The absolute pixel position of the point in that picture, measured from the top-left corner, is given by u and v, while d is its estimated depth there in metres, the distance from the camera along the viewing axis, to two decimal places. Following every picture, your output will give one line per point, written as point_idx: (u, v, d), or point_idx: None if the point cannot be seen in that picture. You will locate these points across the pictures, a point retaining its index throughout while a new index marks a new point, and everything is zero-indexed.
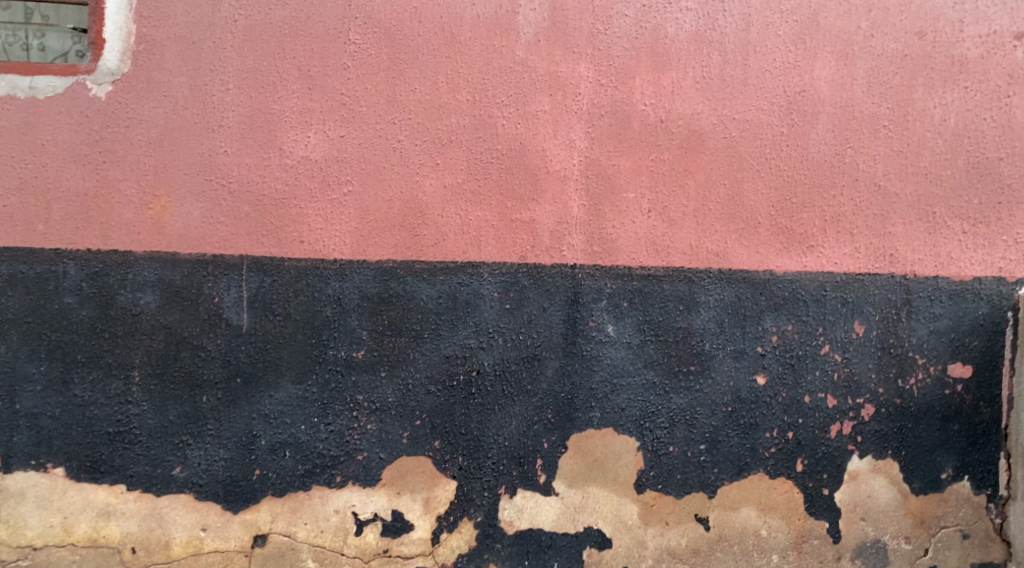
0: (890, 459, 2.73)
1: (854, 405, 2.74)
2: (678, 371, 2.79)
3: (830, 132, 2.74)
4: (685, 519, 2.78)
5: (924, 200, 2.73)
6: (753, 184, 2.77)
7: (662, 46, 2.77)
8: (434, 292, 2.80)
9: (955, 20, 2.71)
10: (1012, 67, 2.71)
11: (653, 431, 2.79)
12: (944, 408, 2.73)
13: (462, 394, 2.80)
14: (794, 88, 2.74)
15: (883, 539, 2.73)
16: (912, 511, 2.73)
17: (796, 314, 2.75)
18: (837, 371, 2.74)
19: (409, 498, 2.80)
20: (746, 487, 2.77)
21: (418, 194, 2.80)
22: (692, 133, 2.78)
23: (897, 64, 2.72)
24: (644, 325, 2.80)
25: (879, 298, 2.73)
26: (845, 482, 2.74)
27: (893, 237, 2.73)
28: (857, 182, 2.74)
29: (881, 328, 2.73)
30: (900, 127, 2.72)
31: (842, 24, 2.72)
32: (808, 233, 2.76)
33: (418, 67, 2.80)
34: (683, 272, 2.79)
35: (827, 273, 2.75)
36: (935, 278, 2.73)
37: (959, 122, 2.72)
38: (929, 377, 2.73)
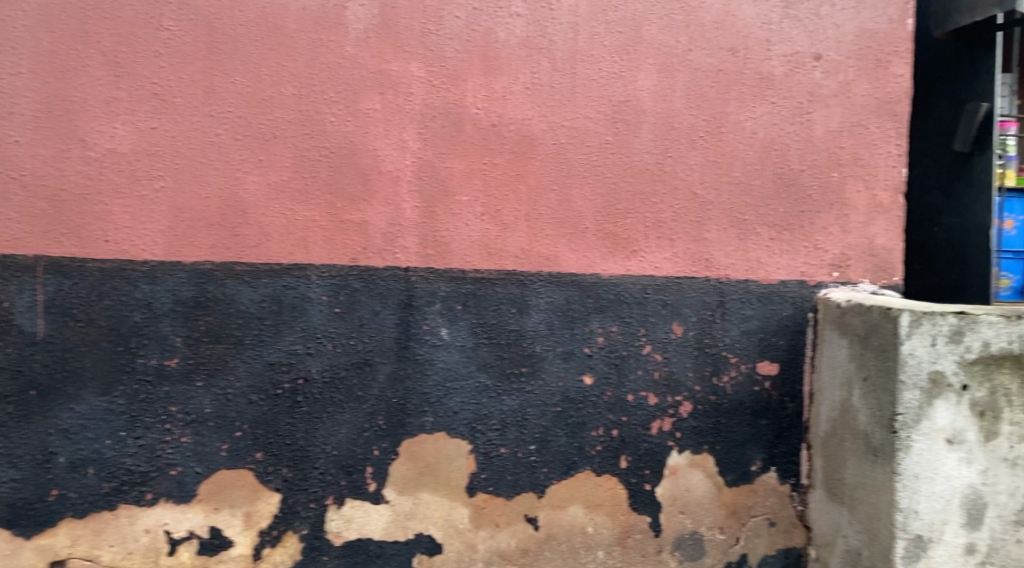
0: (706, 454, 2.87)
1: (673, 403, 2.86)
2: (510, 373, 2.80)
3: (651, 141, 2.85)
4: (514, 520, 2.80)
5: (736, 208, 2.88)
6: (581, 189, 2.83)
7: (493, 50, 2.78)
8: (256, 296, 2.67)
9: (763, 39, 2.85)
10: (811, 86, 2.87)
11: (485, 434, 2.79)
12: (753, 404, 2.89)
13: (288, 402, 2.68)
14: (619, 98, 2.83)
15: (700, 530, 2.86)
16: (726, 502, 2.87)
17: (621, 315, 2.85)
18: (658, 370, 2.86)
19: (228, 513, 2.65)
20: (573, 485, 2.83)
21: (239, 191, 2.66)
22: (523, 138, 2.80)
23: (712, 78, 2.85)
24: (478, 328, 2.79)
25: (695, 300, 2.87)
26: (665, 477, 2.85)
27: (708, 243, 2.88)
28: (676, 190, 2.86)
29: (698, 328, 2.87)
30: (715, 139, 2.87)
31: (662, 38, 2.83)
32: (632, 238, 2.85)
33: (238, 59, 2.66)
34: (515, 275, 2.81)
35: (648, 276, 2.86)
36: (746, 282, 2.89)
37: (766, 136, 2.88)
38: (740, 375, 2.89)
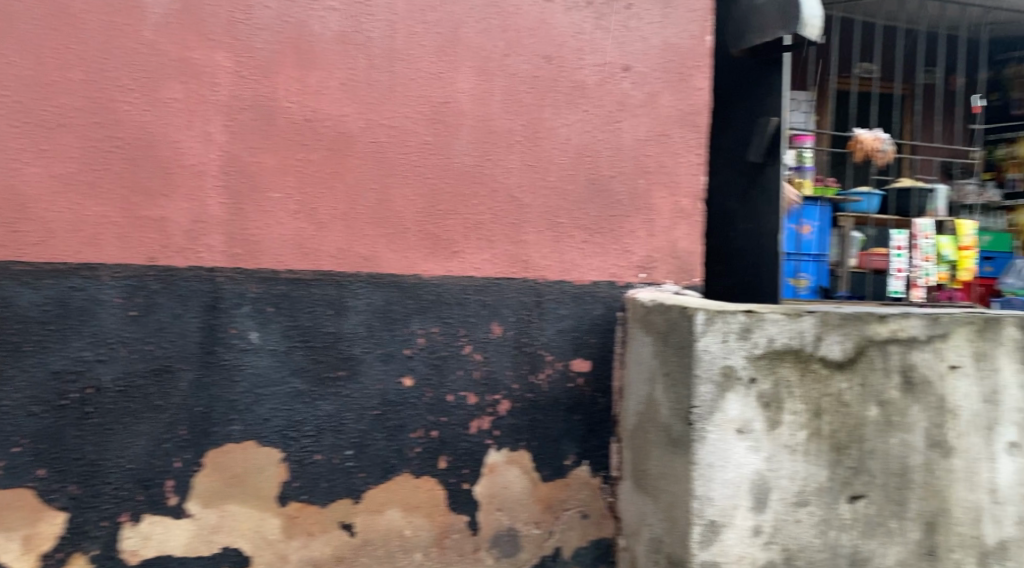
0: (523, 451, 2.93)
1: (492, 402, 2.89)
2: (325, 377, 2.73)
3: (470, 143, 2.86)
4: (329, 527, 2.73)
5: (552, 211, 2.96)
6: (398, 189, 2.80)
7: (306, 44, 2.69)
8: (38, 299, 2.45)
9: (576, 48, 2.94)
10: (621, 96, 3.00)
11: (298, 441, 2.70)
12: (568, 401, 2.98)
13: (76, 413, 2.48)
14: (438, 99, 2.83)
15: (516, 526, 2.91)
16: (541, 498, 2.94)
17: (441, 316, 2.85)
18: (477, 371, 2.88)
19: (4, 537, 2.42)
20: (391, 489, 2.80)
21: (17, 184, 2.44)
22: (339, 135, 2.74)
23: (528, 83, 2.91)
24: (291, 331, 2.70)
25: (513, 301, 2.92)
26: (483, 476, 2.88)
27: (525, 244, 2.94)
28: (495, 192, 2.90)
29: (516, 328, 2.92)
30: (531, 143, 2.93)
31: (480, 41, 2.85)
32: (451, 239, 2.86)
33: (17, 39, 2.43)
34: (331, 276, 2.73)
35: (468, 277, 2.87)
36: (560, 282, 2.98)
37: (579, 142, 2.98)
38: (556, 373, 2.97)
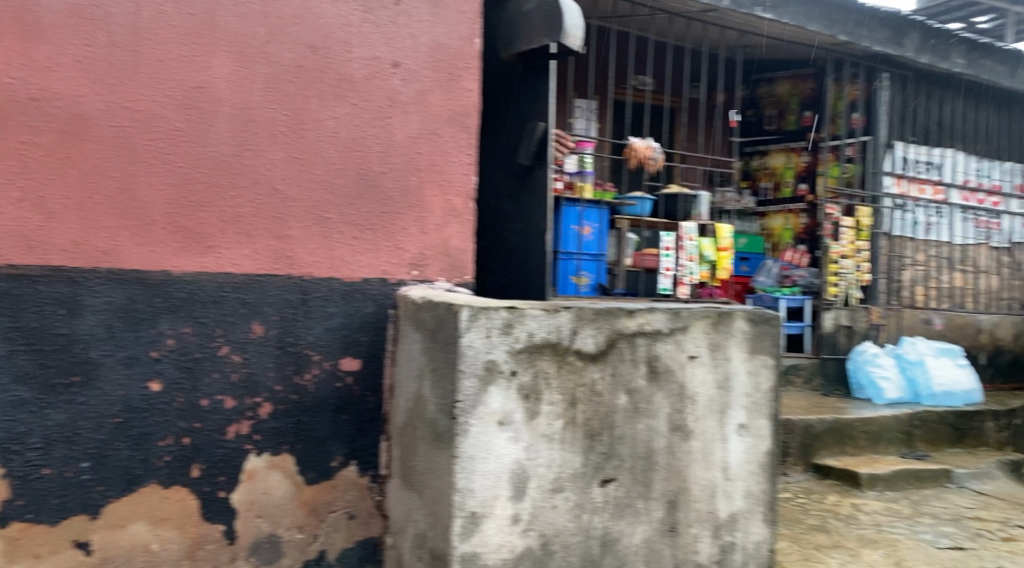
0: (286, 454, 2.83)
1: (251, 405, 2.77)
2: (55, 384, 2.48)
3: (227, 132, 2.72)
4: (60, 548, 2.49)
5: (319, 207, 2.87)
6: (143, 178, 2.60)
7: (32, 14, 2.43)
8: None
9: (343, 40, 2.89)
10: (390, 92, 2.97)
11: (21, 455, 2.44)
12: (336, 401, 2.92)
13: None
14: (191, 83, 2.66)
15: (278, 532, 2.81)
16: (305, 501, 2.86)
17: (195, 315, 2.68)
18: (236, 372, 2.74)
19: None
20: (135, 501, 2.60)
21: None
22: (73, 117, 2.50)
23: (291, 73, 2.81)
24: (13, 333, 2.43)
25: (277, 299, 2.81)
26: (242, 482, 2.76)
27: (289, 240, 2.82)
28: (256, 184, 2.77)
29: (279, 327, 2.81)
30: (295, 134, 2.82)
31: (238, 26, 2.72)
32: (207, 233, 2.70)
33: None
34: (63, 272, 2.49)
35: (225, 274, 2.73)
36: (328, 280, 2.89)
37: (348, 136, 2.91)
38: (322, 373, 2.89)
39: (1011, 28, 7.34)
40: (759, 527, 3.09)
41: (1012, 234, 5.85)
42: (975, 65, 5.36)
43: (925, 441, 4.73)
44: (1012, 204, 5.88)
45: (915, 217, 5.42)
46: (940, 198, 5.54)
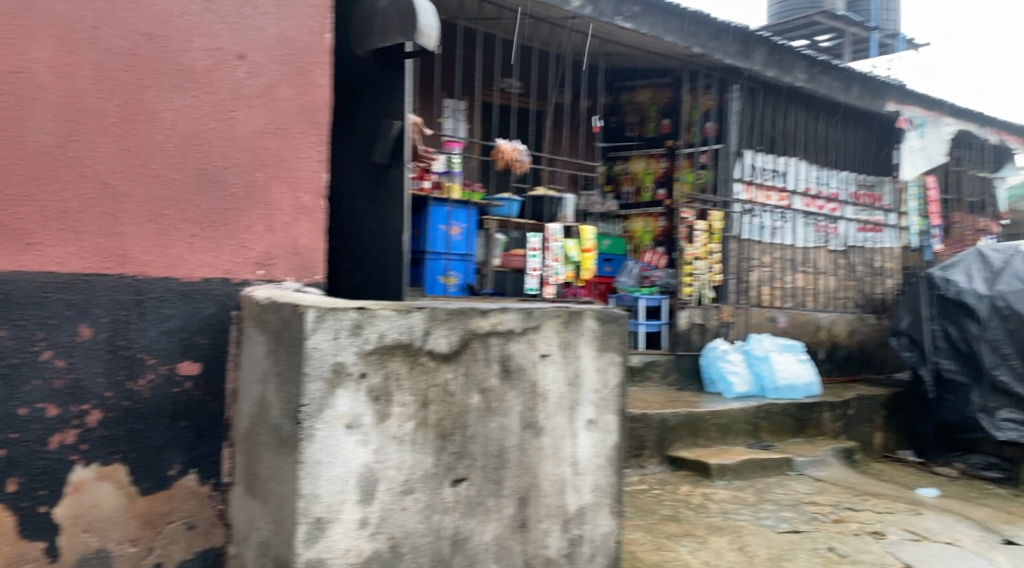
0: (117, 464, 2.67)
1: (77, 413, 2.60)
2: None
3: (50, 122, 2.54)
4: None
5: (155, 203, 2.73)
6: None
7: None
8: None
9: (182, 29, 2.76)
10: (234, 84, 2.87)
11: None
12: (173, 407, 2.78)
13: None
14: (6, 68, 2.47)
15: (108, 547, 2.65)
16: (139, 513, 2.72)
17: (10, 318, 2.49)
18: (59, 379, 2.57)
19: None
20: None
21: None
22: None
23: (123, 61, 2.66)
24: None
25: (106, 300, 2.65)
26: (66, 496, 2.59)
27: (121, 237, 2.67)
28: (83, 178, 2.60)
29: (110, 329, 2.66)
30: (128, 126, 2.67)
31: (62, 8, 2.55)
32: (25, 229, 2.51)
33: None
34: None
35: (47, 273, 2.55)
36: (165, 280, 2.75)
37: (187, 129, 2.78)
38: (158, 377, 2.75)
39: (848, 47, 7.95)
40: (606, 519, 3.21)
41: (848, 238, 6.35)
42: (814, 81, 5.77)
43: (769, 432, 5.05)
44: (847, 211, 6.41)
45: (761, 221, 5.77)
46: (785, 203, 5.95)
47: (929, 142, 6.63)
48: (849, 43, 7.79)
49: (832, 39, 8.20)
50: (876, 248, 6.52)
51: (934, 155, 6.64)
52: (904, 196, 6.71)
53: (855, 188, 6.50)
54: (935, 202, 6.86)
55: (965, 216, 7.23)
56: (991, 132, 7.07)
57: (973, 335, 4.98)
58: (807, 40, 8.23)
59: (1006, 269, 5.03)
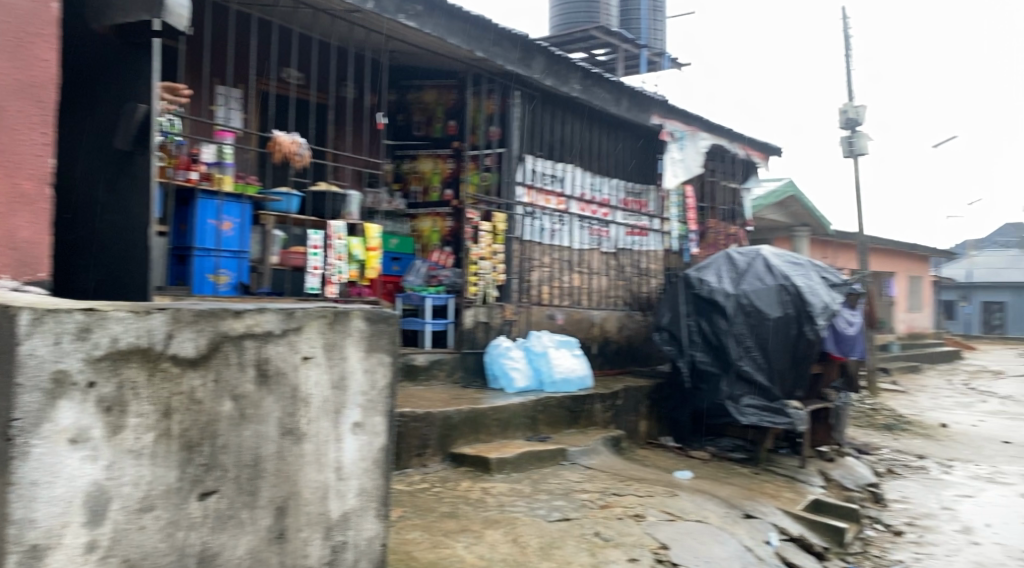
0: None
1: None
2: None
3: None
4: None
5: None
6: None
7: None
8: None
9: None
10: None
11: None
12: None
13: None
14: None
15: None
16: None
17: None
18: None
19: None
20: None
21: None
22: None
23: None
24: None
25: None
26: None
27: None
28: None
29: None
30: None
31: None
32: None
33: None
34: None
35: None
36: None
37: None
38: None
39: (621, 63, 8.52)
40: (371, 523, 3.10)
41: (618, 241, 6.80)
42: (587, 92, 6.12)
43: (547, 424, 5.28)
44: (617, 215, 6.86)
45: (542, 224, 6.04)
46: (562, 208, 6.23)
47: (687, 154, 7.16)
48: (621, 58, 8.36)
49: (607, 53, 8.75)
50: (642, 250, 7.03)
51: (691, 166, 7.16)
52: (666, 204, 7.31)
53: (624, 195, 6.97)
54: (692, 209, 7.55)
55: (718, 222, 8.01)
56: (738, 147, 7.89)
57: (723, 330, 5.60)
58: (584, 53, 8.69)
59: (750, 270, 5.74)
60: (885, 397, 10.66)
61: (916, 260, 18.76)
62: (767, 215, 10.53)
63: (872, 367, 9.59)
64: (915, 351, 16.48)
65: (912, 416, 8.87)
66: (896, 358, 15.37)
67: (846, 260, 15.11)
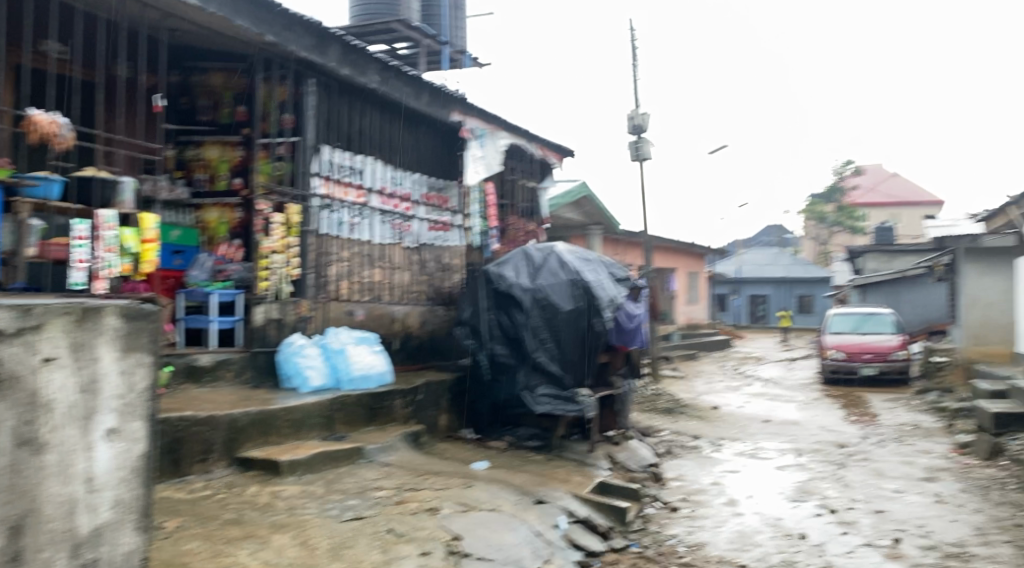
0: None
1: None
2: None
3: None
4: None
5: None
6: None
7: None
8: None
9: None
10: None
11: None
12: None
13: None
14: None
15: None
16: None
17: None
18: None
19: None
20: None
21: None
22: None
23: None
24: None
25: None
26: None
27: None
28: None
29: None
30: None
31: None
32: None
33: None
34: None
35: None
36: None
37: None
38: None
39: (423, 58, 8.85)
40: (130, 537, 2.82)
41: (420, 236, 6.85)
42: (387, 84, 6.08)
43: (344, 423, 5.16)
44: (419, 210, 6.89)
45: (340, 217, 5.90)
46: (362, 201, 6.15)
47: (487, 152, 7.23)
48: (423, 53, 8.68)
49: (408, 48, 8.93)
50: (443, 246, 7.17)
51: (492, 164, 7.25)
52: (468, 200, 7.47)
53: (426, 190, 7.01)
54: (492, 207, 7.66)
55: (518, 220, 8.32)
56: (536, 148, 8.16)
57: (520, 323, 5.83)
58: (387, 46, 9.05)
59: (545, 265, 5.99)
60: (668, 384, 11.57)
61: (695, 256, 20.57)
62: (564, 214, 11.15)
63: (656, 356, 10.35)
64: (693, 340, 18.07)
65: (690, 400, 9.69)
66: (679, 346, 16.74)
67: (634, 257, 16.25)
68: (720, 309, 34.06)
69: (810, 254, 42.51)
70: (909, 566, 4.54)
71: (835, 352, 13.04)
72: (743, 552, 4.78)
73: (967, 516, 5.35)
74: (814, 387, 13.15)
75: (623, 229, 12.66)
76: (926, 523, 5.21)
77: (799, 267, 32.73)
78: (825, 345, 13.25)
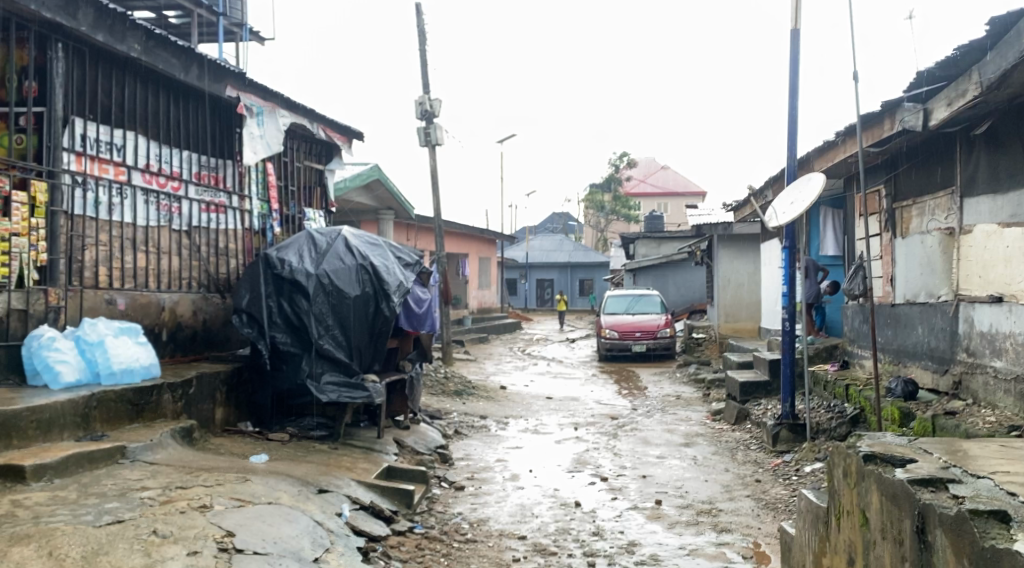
0: None
1: None
2: None
3: None
4: None
5: None
6: None
7: None
8: None
9: None
10: None
11: None
12: None
13: None
14: None
15: None
16: None
17: None
18: None
19: None
20: None
21: None
22: None
23: None
24: None
25: None
26: None
27: None
28: None
29: None
30: None
31: None
32: None
33: None
34: None
35: None
36: None
37: None
38: None
39: (195, 28, 8.56)
40: None
41: (191, 219, 6.46)
42: (150, 54, 5.69)
43: (102, 421, 4.74)
44: (189, 190, 6.48)
45: (96, 196, 5.51)
46: (122, 178, 5.77)
47: (267, 130, 7.03)
48: (195, 22, 8.42)
49: (178, 16, 8.80)
50: (218, 229, 6.79)
51: (271, 143, 7.08)
52: (245, 180, 7.12)
53: (197, 168, 6.60)
54: (272, 189, 7.57)
55: (300, 203, 8.12)
56: (319, 129, 7.97)
57: (302, 309, 5.63)
58: (154, 14, 8.66)
59: (330, 250, 5.90)
60: (457, 366, 11.81)
61: (485, 243, 21.13)
62: (353, 198, 11.23)
63: (447, 340, 10.49)
64: (484, 324, 18.59)
65: (478, 382, 9.97)
66: (470, 330, 17.13)
67: (426, 242, 16.39)
68: (511, 293, 35.20)
69: (590, 238, 45.36)
70: (668, 524, 4.98)
71: (610, 331, 14.02)
72: (522, 524, 5.00)
73: (718, 476, 5.99)
74: (593, 364, 14.05)
75: (414, 215, 12.72)
76: (683, 484, 5.76)
77: (578, 252, 34.72)
78: (602, 326, 14.19)
